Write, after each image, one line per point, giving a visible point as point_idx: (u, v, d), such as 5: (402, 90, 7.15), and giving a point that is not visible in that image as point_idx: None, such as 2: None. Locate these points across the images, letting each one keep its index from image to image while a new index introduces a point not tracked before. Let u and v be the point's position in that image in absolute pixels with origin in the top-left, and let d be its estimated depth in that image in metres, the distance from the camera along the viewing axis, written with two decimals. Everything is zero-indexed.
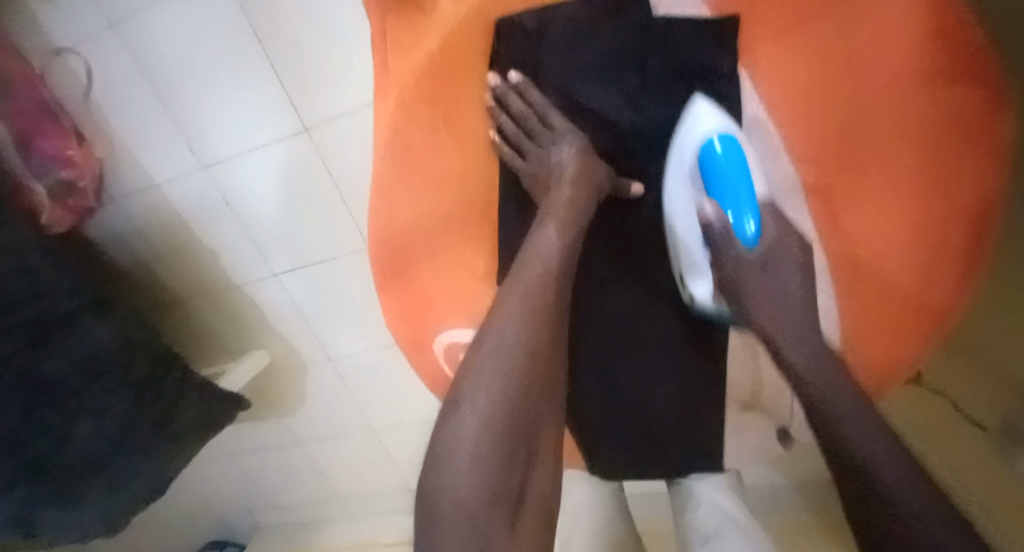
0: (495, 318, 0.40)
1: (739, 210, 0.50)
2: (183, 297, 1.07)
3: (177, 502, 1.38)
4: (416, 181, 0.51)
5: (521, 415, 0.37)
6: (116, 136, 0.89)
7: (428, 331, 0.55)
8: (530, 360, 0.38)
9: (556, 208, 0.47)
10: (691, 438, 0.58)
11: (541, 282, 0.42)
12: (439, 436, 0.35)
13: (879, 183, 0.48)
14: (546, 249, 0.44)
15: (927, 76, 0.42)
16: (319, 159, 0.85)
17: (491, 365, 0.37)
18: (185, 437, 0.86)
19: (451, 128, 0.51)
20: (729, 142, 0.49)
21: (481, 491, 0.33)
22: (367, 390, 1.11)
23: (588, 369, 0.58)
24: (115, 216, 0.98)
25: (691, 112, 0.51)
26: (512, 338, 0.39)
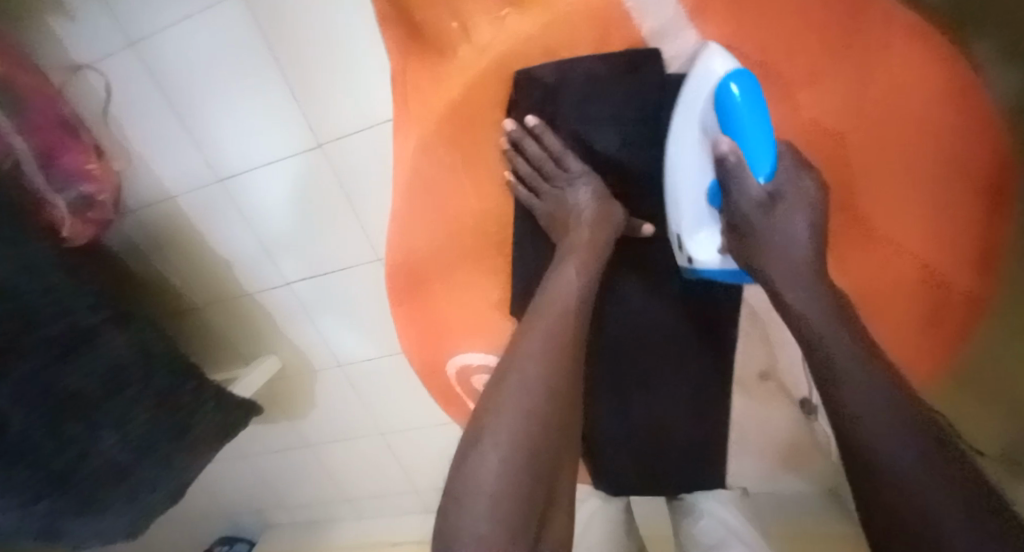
0: (516, 358, 0.43)
1: (756, 157, 0.48)
2: (197, 303, 1.09)
3: (188, 499, 1.41)
4: (437, 218, 0.54)
5: (542, 453, 0.40)
6: (135, 150, 0.91)
7: (443, 354, 0.59)
8: (549, 400, 0.41)
9: (574, 249, 0.49)
10: (693, 456, 0.61)
11: (561, 323, 0.45)
12: (465, 475, 0.38)
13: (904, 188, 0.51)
14: (565, 289, 0.47)
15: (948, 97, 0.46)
16: (334, 175, 0.87)
17: (514, 406, 0.40)
18: (202, 443, 0.89)
19: (469, 169, 0.54)
20: (748, 87, 0.46)
21: (502, 528, 0.36)
22: (376, 396, 1.14)
23: (601, 396, 0.60)
24: (131, 225, 1.00)
25: (703, 59, 0.48)
26: (534, 379, 0.42)
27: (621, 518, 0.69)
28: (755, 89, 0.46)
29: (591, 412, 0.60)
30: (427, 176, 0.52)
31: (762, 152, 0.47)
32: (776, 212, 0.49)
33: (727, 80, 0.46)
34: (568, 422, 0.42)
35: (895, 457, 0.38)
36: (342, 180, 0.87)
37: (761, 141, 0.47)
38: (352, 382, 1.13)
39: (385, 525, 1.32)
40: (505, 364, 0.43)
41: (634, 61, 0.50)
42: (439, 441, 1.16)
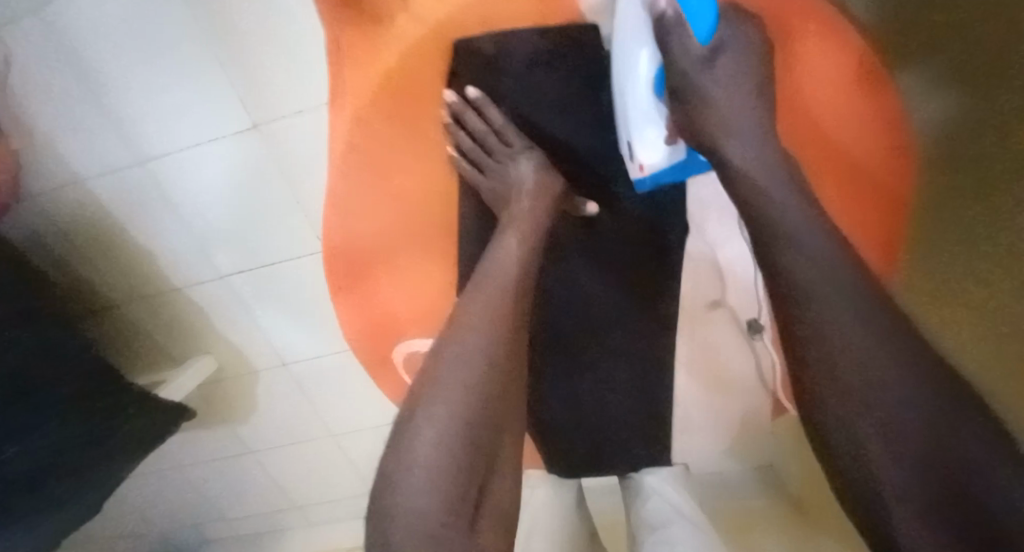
0: (455, 328, 0.42)
1: (697, 17, 0.49)
2: (118, 301, 1.01)
3: (110, 520, 1.29)
4: (380, 195, 0.54)
5: (482, 425, 0.39)
6: (40, 130, 0.82)
7: (390, 343, 0.57)
8: (490, 372, 0.40)
9: (512, 222, 0.48)
10: (641, 433, 0.63)
11: (501, 294, 0.43)
12: (403, 452, 0.37)
13: (842, 131, 0.58)
14: (505, 259, 0.45)
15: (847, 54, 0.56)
16: (268, 157, 0.82)
17: (453, 379, 0.39)
18: (123, 453, 0.82)
19: (413, 145, 0.55)
20: None
21: (439, 503, 0.35)
22: (323, 396, 1.09)
23: (552, 377, 0.61)
24: (40, 217, 0.91)
25: None
26: (473, 351, 0.40)
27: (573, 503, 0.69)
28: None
29: (540, 394, 0.61)
30: (369, 151, 0.53)
31: (703, 12, 0.49)
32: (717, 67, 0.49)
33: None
34: (510, 395, 0.42)
35: (862, 373, 0.40)
36: (280, 165, 0.83)
37: (702, 3, 0.48)
38: (296, 381, 1.08)
39: (335, 530, 1.27)
40: (445, 337, 0.42)
41: (571, 40, 0.54)
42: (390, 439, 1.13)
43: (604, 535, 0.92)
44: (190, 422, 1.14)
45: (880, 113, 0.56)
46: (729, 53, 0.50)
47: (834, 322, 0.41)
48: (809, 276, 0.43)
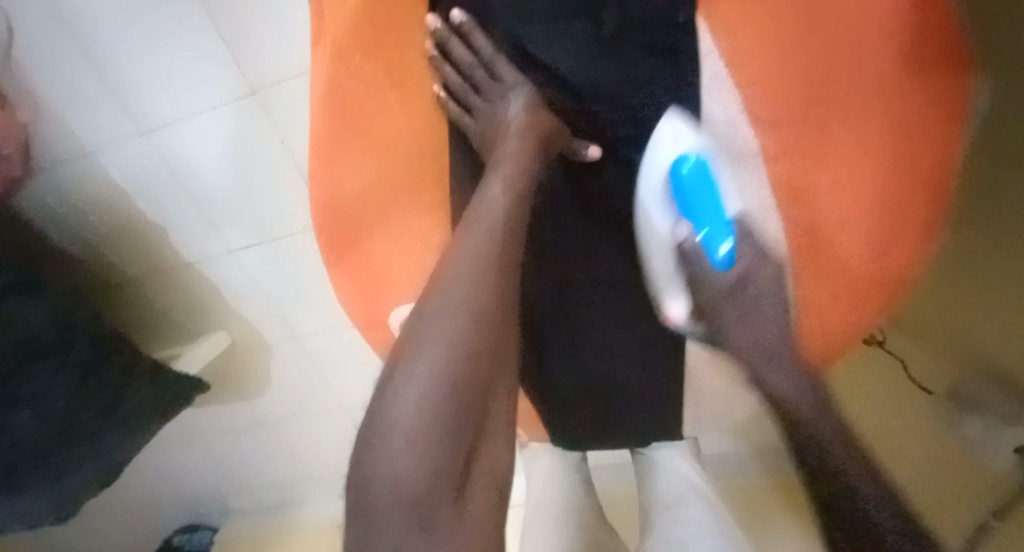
0: (438, 283, 0.38)
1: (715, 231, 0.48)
2: (133, 276, 1.01)
3: (140, 491, 1.33)
4: (361, 142, 0.47)
5: (469, 383, 0.35)
6: (45, 103, 0.81)
7: (383, 307, 0.52)
8: (478, 324, 0.37)
9: (504, 166, 0.44)
10: (649, 399, 0.58)
11: (491, 237, 0.40)
12: (378, 416, 0.33)
13: (848, 144, 0.40)
14: (493, 203, 0.42)
15: (906, 22, 0.34)
16: (268, 123, 0.79)
17: (436, 332, 0.35)
18: (136, 420, 0.81)
19: (396, 84, 0.47)
20: (700, 164, 0.47)
21: (421, 473, 0.31)
22: (335, 370, 1.08)
23: (550, 344, 0.56)
24: (50, 190, 0.91)
25: (658, 128, 0.48)
26: (458, 302, 0.37)
27: (580, 478, 0.66)
28: (707, 169, 0.47)
29: (536, 361, 0.56)
30: (350, 95, 0.45)
31: (717, 226, 0.48)
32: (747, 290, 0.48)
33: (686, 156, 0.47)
34: (498, 354, 0.38)
35: None
36: (280, 133, 0.80)
37: (717, 218, 0.48)
38: (308, 355, 1.07)
39: None
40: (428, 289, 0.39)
41: None
42: None
43: (614, 513, 0.90)
44: (209, 396, 1.15)
45: (925, 136, 0.37)
46: (750, 258, 0.48)
47: None
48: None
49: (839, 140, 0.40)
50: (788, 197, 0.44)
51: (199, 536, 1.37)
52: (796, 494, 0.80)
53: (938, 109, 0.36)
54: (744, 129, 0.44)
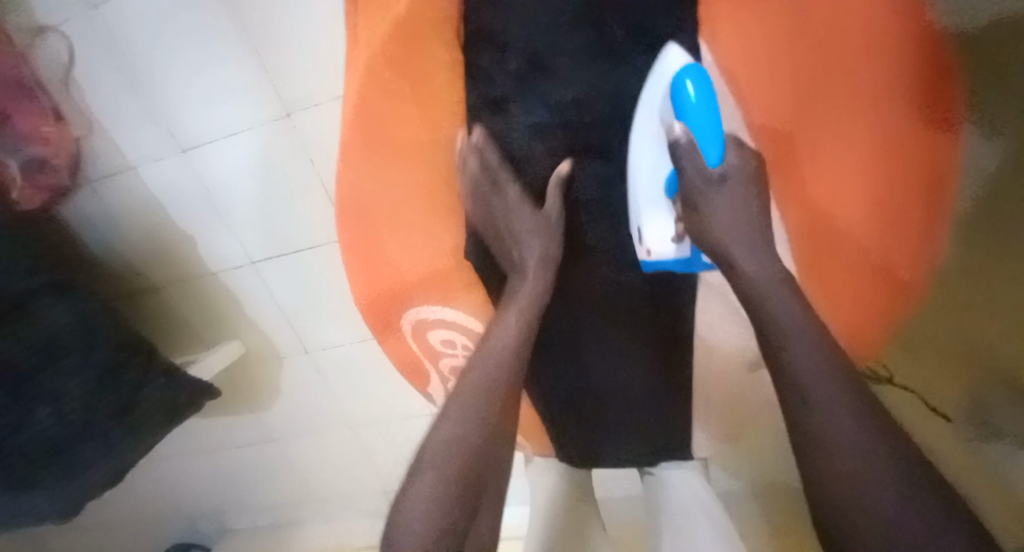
0: (475, 359, 0.51)
1: (705, 145, 0.46)
2: (158, 286, 1.06)
3: (143, 501, 1.33)
4: (383, 152, 0.50)
5: (481, 454, 0.48)
6: (97, 118, 0.87)
7: (397, 311, 0.54)
8: (513, 381, 0.50)
9: (534, 246, 0.53)
10: (661, 414, 0.59)
11: (528, 311, 0.52)
12: (415, 474, 0.46)
13: (842, 150, 0.44)
14: (530, 282, 0.53)
15: (891, 44, 0.40)
16: (299, 143, 0.84)
17: (488, 384, 0.49)
18: (148, 424, 0.83)
19: (419, 98, 0.50)
20: (701, 80, 0.44)
21: (439, 520, 0.43)
22: (345, 386, 1.09)
23: (556, 351, 0.59)
24: (89, 201, 0.96)
25: (663, 55, 0.47)
26: (483, 383, 0.49)
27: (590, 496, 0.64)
28: (709, 89, 0.45)
29: (540, 368, 0.59)
30: (377, 107, 0.48)
31: (710, 142, 0.46)
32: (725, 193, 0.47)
33: (685, 73, 0.44)
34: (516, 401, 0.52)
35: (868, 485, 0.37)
36: (308, 150, 0.85)
37: (711, 134, 0.45)
38: (319, 370, 1.08)
39: (350, 526, 1.26)
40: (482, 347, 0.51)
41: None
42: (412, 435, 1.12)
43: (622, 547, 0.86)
44: (220, 407, 1.17)
45: (915, 148, 0.42)
46: (739, 174, 0.47)
47: (841, 430, 0.39)
48: (791, 337, 0.43)
49: (833, 159, 0.45)
50: (794, 196, 0.49)
51: None
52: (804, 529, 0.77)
53: (928, 121, 0.42)
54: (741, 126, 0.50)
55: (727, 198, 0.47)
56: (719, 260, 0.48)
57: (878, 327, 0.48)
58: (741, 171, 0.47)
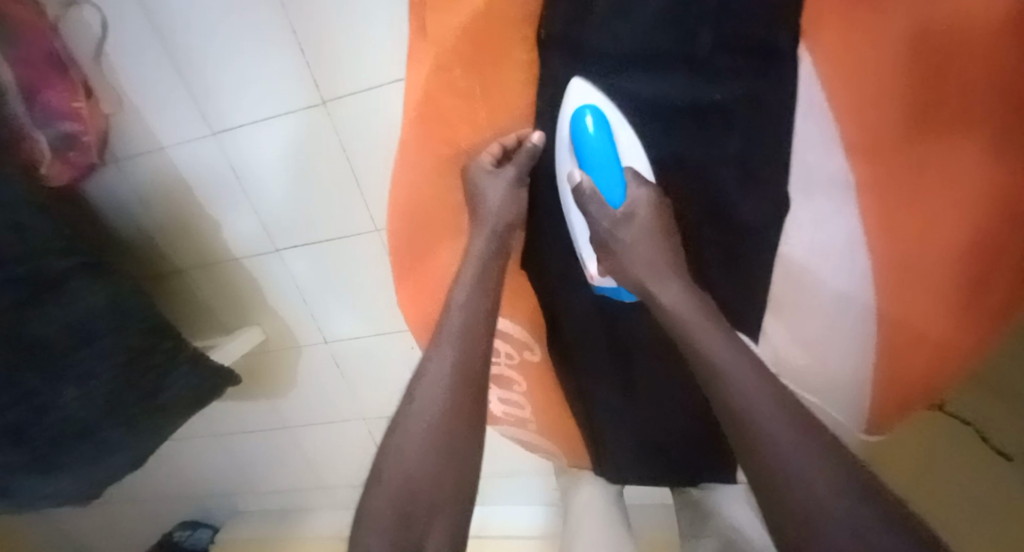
0: (433, 350, 0.50)
1: (608, 182, 0.49)
2: (179, 268, 1.04)
3: (154, 478, 1.33)
4: (445, 151, 0.49)
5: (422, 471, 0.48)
6: (128, 96, 0.85)
7: (437, 313, 0.54)
8: (446, 413, 0.49)
9: (465, 271, 0.51)
10: (677, 430, 0.59)
11: (462, 338, 0.50)
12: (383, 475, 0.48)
13: (941, 186, 0.38)
14: (461, 309, 0.50)
15: (999, 73, 0.33)
16: (334, 133, 0.83)
17: (419, 420, 0.49)
18: (171, 410, 0.81)
19: (487, 97, 0.48)
20: (599, 118, 0.47)
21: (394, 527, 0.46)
22: (362, 380, 1.08)
23: (585, 359, 0.59)
24: (116, 178, 0.94)
25: (566, 95, 0.48)
26: (437, 375, 0.50)
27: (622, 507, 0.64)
28: (605, 124, 0.47)
29: (570, 375, 0.60)
30: (439, 107, 0.46)
31: (611, 180, 0.48)
32: (633, 224, 0.47)
33: (582, 112, 0.47)
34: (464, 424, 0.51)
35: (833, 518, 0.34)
36: (343, 141, 0.83)
37: (611, 172, 0.48)
38: (337, 361, 1.07)
39: None
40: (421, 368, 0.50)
41: None
42: None
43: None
44: (235, 391, 1.15)
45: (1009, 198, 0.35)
46: (647, 205, 0.48)
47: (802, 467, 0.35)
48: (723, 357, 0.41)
49: (926, 192, 0.40)
50: (879, 228, 0.43)
51: (200, 534, 1.35)
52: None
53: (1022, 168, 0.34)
54: (839, 158, 0.43)
55: (636, 235, 0.47)
56: (631, 275, 0.48)
57: (951, 370, 0.44)
58: (648, 203, 0.48)
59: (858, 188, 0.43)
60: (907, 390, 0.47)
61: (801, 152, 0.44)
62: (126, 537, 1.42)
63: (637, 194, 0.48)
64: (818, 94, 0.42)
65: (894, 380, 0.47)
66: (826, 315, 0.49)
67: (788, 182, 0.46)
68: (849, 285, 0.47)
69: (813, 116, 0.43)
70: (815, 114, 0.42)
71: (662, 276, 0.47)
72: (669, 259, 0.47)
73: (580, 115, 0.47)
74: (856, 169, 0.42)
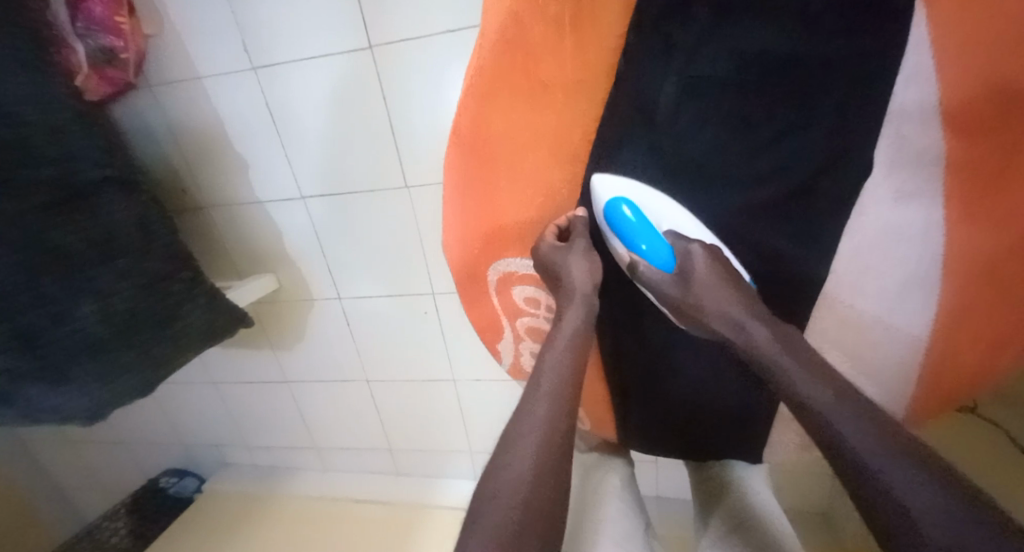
0: (523, 418, 0.44)
1: (657, 249, 0.48)
2: (200, 205, 1.02)
3: (145, 419, 1.30)
4: (522, 88, 0.49)
5: (541, 513, 0.38)
6: (171, 18, 0.83)
7: (486, 259, 0.57)
8: (552, 445, 0.42)
9: (558, 340, 0.49)
10: (707, 404, 0.61)
11: (553, 405, 0.44)
12: (481, 518, 0.37)
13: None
14: (545, 397, 0.45)
15: None
16: (377, 79, 0.81)
17: (521, 463, 0.41)
18: (186, 339, 0.79)
19: (576, 33, 0.47)
20: (629, 203, 0.49)
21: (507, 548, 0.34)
22: (372, 341, 1.06)
23: (622, 328, 0.60)
24: (148, 105, 0.92)
25: (597, 195, 0.51)
26: (533, 426, 0.43)
27: (636, 503, 0.58)
28: (638, 208, 0.49)
29: (608, 342, 0.61)
30: (525, 35, 0.47)
31: (656, 245, 0.48)
32: (693, 283, 0.47)
33: (614, 204, 0.49)
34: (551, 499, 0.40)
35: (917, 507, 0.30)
36: (386, 91, 0.81)
37: (655, 240, 0.48)
38: (348, 318, 1.05)
39: (352, 481, 1.24)
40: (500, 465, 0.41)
41: None
42: (437, 402, 1.10)
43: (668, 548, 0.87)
44: (240, 338, 1.13)
45: None
46: (702, 264, 0.47)
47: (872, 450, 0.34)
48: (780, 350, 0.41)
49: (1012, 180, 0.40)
50: (962, 211, 0.43)
51: (185, 482, 1.33)
52: (811, 524, 0.84)
53: None
54: (934, 131, 0.42)
55: (697, 288, 0.47)
56: (688, 312, 0.47)
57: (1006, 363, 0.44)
58: (700, 261, 0.47)
59: (948, 161, 0.42)
60: (949, 389, 0.48)
61: (896, 120, 0.43)
62: (107, 479, 1.39)
63: (694, 254, 0.48)
64: (925, 58, 0.41)
65: (936, 374, 0.48)
66: (889, 295, 0.48)
67: (876, 148, 0.45)
68: (907, 273, 0.47)
69: (915, 81, 0.42)
70: (917, 80, 0.42)
71: (718, 313, 0.45)
72: (733, 293, 0.46)
73: (611, 207, 0.50)
74: (949, 145, 0.42)
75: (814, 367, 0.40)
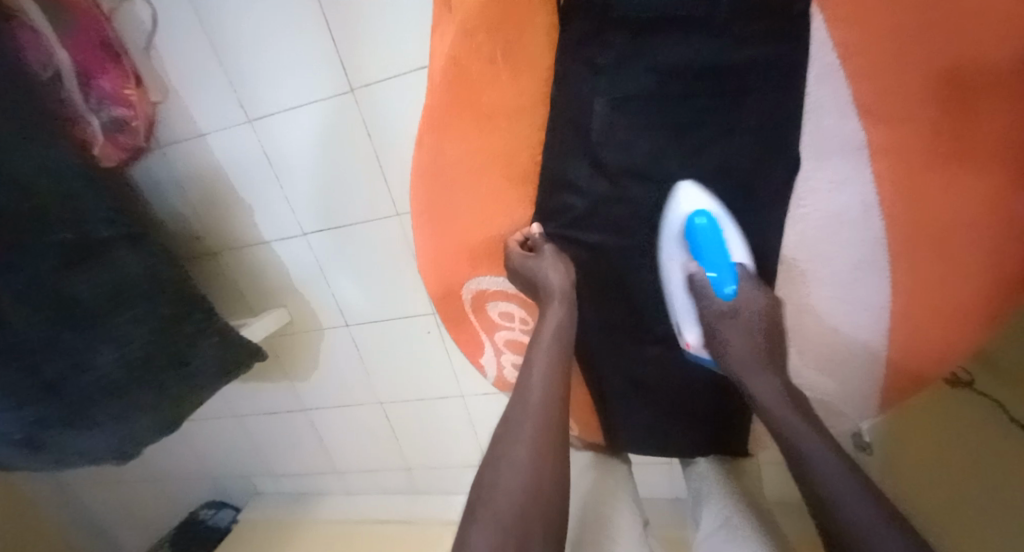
0: (519, 414, 0.47)
1: (722, 275, 0.54)
2: (214, 250, 1.09)
3: (178, 455, 1.37)
4: (469, 118, 0.54)
5: (537, 511, 0.41)
6: (171, 82, 0.90)
7: (460, 277, 0.61)
8: (544, 437, 0.46)
9: (542, 339, 0.52)
10: (686, 406, 0.64)
11: (546, 411, 0.48)
12: (485, 502, 0.42)
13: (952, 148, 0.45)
14: (536, 385, 0.49)
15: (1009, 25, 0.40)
16: (361, 120, 0.86)
17: (519, 448, 0.45)
18: (197, 374, 0.85)
19: (510, 61, 0.52)
20: (710, 219, 0.53)
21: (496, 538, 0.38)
22: (381, 365, 1.11)
23: (599, 345, 0.64)
24: (157, 163, 1.00)
25: (674, 197, 0.54)
26: (527, 415, 0.47)
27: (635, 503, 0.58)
28: (716, 226, 0.53)
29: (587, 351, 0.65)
30: (470, 74, 0.52)
31: (723, 271, 0.54)
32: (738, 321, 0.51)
33: (695, 215, 0.53)
34: (540, 491, 0.43)
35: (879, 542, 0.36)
36: (369, 128, 0.87)
37: (722, 264, 0.54)
38: (358, 344, 1.10)
39: (375, 500, 1.28)
40: (494, 453, 0.46)
41: None
42: (449, 419, 1.13)
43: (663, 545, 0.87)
44: (258, 371, 1.19)
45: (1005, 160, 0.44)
46: (754, 306, 0.52)
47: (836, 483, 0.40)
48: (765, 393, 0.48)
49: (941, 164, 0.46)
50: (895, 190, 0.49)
51: (223, 514, 1.40)
52: None
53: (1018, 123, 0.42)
54: (851, 120, 0.48)
55: (742, 330, 0.51)
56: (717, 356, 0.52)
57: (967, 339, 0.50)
58: (753, 304, 0.52)
59: (872, 144, 0.48)
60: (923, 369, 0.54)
61: (815, 114, 0.49)
62: (148, 515, 1.46)
63: (759, 296, 0.52)
64: (830, 58, 0.46)
65: (907, 353, 0.54)
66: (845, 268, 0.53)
67: (801, 143, 0.50)
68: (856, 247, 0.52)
69: (826, 79, 0.47)
70: (827, 78, 0.47)
71: (746, 368, 0.49)
72: (762, 356, 0.50)
73: (689, 217, 0.53)
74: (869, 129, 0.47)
75: (786, 392, 0.47)
